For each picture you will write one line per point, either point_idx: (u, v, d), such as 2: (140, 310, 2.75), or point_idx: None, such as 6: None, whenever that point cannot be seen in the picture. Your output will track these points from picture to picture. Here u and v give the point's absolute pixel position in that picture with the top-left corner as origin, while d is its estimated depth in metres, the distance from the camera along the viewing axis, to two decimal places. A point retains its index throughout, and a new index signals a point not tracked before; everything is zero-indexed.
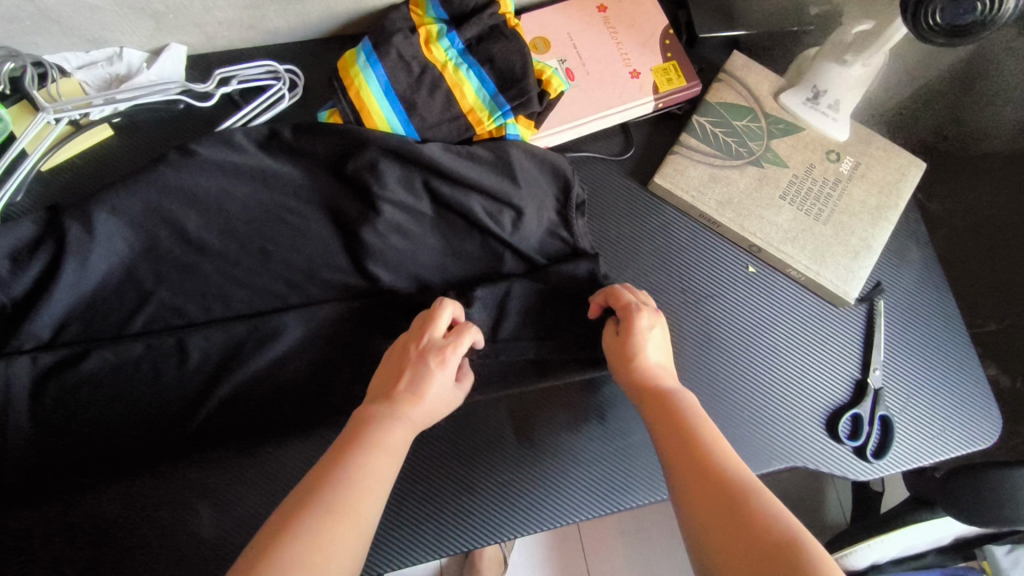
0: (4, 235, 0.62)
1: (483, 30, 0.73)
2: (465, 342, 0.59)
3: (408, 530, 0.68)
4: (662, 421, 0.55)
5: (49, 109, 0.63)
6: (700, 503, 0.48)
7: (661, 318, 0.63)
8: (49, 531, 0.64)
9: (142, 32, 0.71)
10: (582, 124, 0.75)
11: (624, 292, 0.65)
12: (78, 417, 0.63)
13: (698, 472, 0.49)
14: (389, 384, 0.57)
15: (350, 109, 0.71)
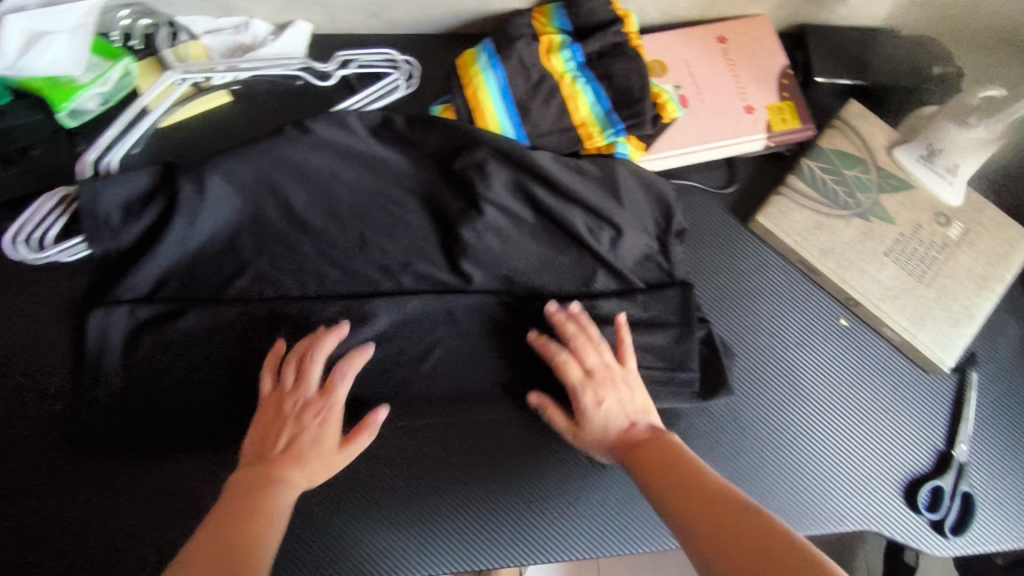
0: (123, 184, 0.64)
1: (606, 46, 0.72)
2: (343, 375, 0.61)
3: (458, 534, 0.66)
4: (645, 462, 0.57)
5: (176, 68, 0.66)
6: (683, 510, 0.51)
7: (612, 394, 0.62)
8: (105, 486, 0.62)
9: (273, 5, 0.72)
10: (692, 151, 0.73)
11: (565, 361, 0.63)
12: (167, 373, 0.63)
13: (684, 491, 0.52)
14: (261, 454, 0.57)
15: (465, 107, 0.71)
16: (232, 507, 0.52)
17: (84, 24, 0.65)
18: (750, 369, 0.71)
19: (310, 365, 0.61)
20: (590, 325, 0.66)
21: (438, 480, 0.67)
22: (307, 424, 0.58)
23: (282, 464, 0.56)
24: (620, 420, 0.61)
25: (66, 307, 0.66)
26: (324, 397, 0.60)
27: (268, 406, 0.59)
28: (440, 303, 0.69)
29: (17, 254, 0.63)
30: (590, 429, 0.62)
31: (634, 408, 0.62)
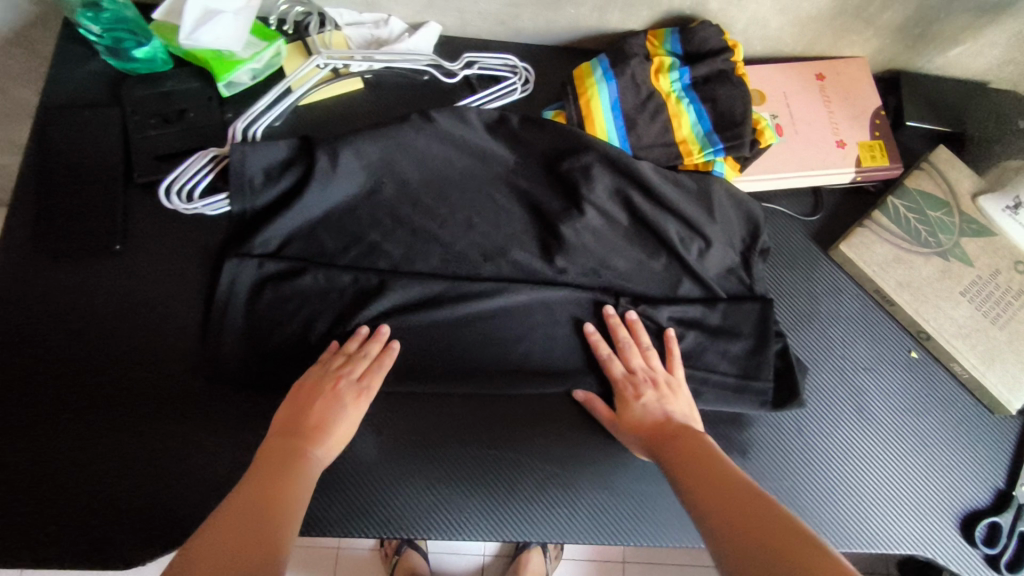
0: (264, 152, 0.70)
1: (713, 71, 0.77)
2: (382, 369, 0.68)
3: (534, 507, 0.71)
4: (681, 453, 0.61)
5: (322, 53, 0.73)
6: (703, 491, 0.55)
7: (652, 390, 0.68)
8: (219, 422, 0.68)
9: (411, 5, 0.78)
10: (783, 177, 0.78)
11: (610, 359, 0.71)
12: (285, 325, 0.70)
13: (706, 476, 0.57)
14: (293, 424, 0.62)
15: (577, 116, 0.76)
16: (270, 458, 0.58)
17: (248, 6, 0.72)
18: (820, 388, 0.74)
19: (353, 360, 0.67)
20: (639, 336, 0.72)
21: (519, 453, 0.72)
22: (340, 405, 0.64)
23: (312, 437, 0.62)
24: (654, 413, 0.67)
25: (200, 255, 0.72)
26: (353, 386, 0.65)
27: (298, 390, 0.65)
28: (534, 290, 0.74)
29: (170, 204, 0.69)
30: (629, 420, 0.67)
31: (672, 408, 0.67)
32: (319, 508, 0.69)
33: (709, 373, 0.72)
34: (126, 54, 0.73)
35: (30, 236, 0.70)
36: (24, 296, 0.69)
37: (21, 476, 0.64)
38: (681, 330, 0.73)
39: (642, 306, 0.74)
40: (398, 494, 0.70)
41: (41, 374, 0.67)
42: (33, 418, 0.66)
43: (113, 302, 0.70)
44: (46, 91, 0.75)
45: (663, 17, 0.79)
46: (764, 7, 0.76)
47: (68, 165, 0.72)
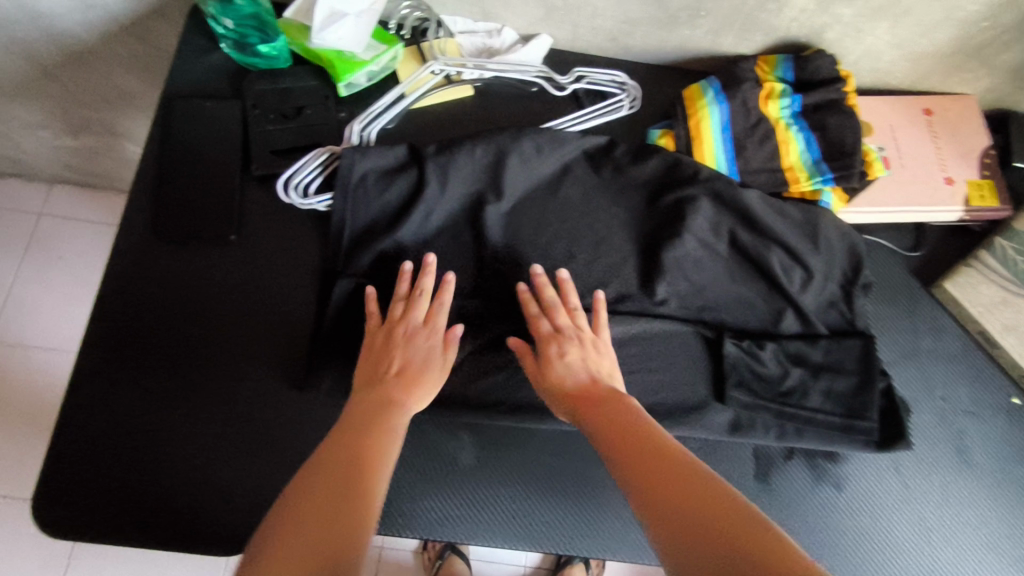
0: (377, 156, 0.72)
1: (825, 100, 0.77)
2: (445, 301, 0.67)
3: (622, 523, 0.72)
4: (615, 435, 0.56)
5: (438, 61, 0.74)
6: (629, 461, 0.53)
7: (575, 346, 0.66)
8: (322, 417, 0.69)
9: (526, 18, 0.79)
10: (889, 212, 0.77)
11: (537, 317, 0.68)
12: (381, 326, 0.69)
13: (639, 447, 0.54)
14: (371, 374, 0.63)
15: (685, 136, 0.77)
16: (348, 426, 0.57)
17: (371, 9, 0.73)
18: (920, 428, 0.74)
19: (412, 302, 0.67)
20: (576, 305, 0.69)
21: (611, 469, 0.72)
22: (414, 347, 0.65)
23: (391, 385, 0.62)
24: (578, 374, 0.64)
25: (310, 249, 0.74)
26: (424, 333, 0.66)
27: (369, 349, 0.65)
28: (634, 310, 0.73)
29: (286, 198, 0.71)
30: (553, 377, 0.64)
31: (599, 368, 0.65)
32: (414, 506, 0.69)
33: (809, 405, 0.71)
34: (250, 49, 0.76)
35: (149, 220, 0.72)
36: (141, 277, 0.70)
37: (131, 453, 0.65)
38: (785, 361, 0.72)
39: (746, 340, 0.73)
40: (492, 498, 0.71)
41: (153, 355, 0.68)
42: (143, 397, 0.67)
43: (225, 289, 0.71)
44: (170, 81, 0.77)
45: (776, 44, 0.79)
46: (880, 42, 0.76)
47: (189, 154, 0.73)
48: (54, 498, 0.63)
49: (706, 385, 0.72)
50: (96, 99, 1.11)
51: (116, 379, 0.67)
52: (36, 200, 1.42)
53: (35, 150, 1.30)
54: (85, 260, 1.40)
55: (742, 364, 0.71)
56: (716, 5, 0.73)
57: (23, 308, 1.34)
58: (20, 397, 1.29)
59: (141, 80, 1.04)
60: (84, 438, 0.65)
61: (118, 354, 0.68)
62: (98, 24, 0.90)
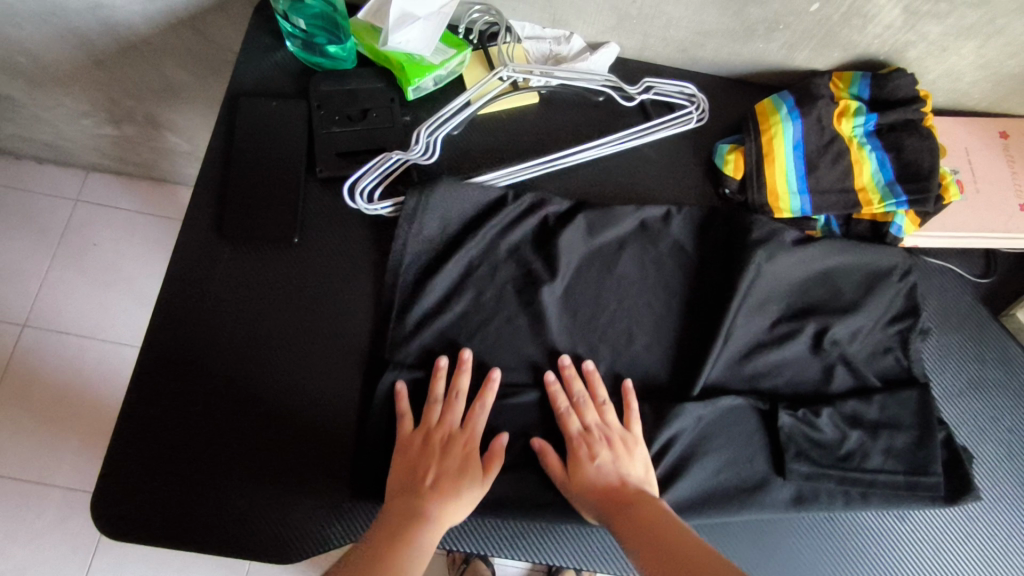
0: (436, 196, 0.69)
1: (900, 120, 0.75)
2: (487, 405, 0.65)
3: None
4: (642, 539, 0.57)
5: (508, 67, 0.73)
6: (659, 571, 0.54)
7: (608, 450, 0.64)
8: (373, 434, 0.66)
9: (597, 26, 0.78)
10: (962, 237, 0.75)
11: (565, 413, 0.65)
12: (446, 339, 0.68)
13: (666, 555, 0.55)
14: (409, 482, 0.62)
15: (756, 151, 0.75)
16: (381, 542, 0.57)
17: (441, 13, 0.71)
18: (986, 459, 0.72)
19: (450, 405, 0.65)
20: (607, 400, 0.67)
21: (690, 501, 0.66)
22: (452, 456, 0.63)
23: (428, 493, 0.61)
24: (608, 478, 0.63)
25: (367, 257, 0.72)
26: (462, 436, 0.64)
27: (405, 452, 0.63)
28: (698, 330, 0.71)
29: (353, 204, 0.71)
30: (579, 482, 0.63)
31: (626, 471, 0.63)
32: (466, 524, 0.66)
33: (871, 467, 0.68)
34: (318, 49, 0.75)
35: (212, 219, 0.71)
36: (202, 277, 0.70)
37: (187, 456, 0.64)
38: (842, 424, 0.69)
39: (801, 412, 0.69)
40: (560, 526, 0.66)
41: (212, 357, 0.68)
42: (202, 399, 0.66)
43: (286, 292, 0.70)
44: (234, 79, 0.76)
45: (852, 61, 0.77)
46: (964, 61, 0.74)
47: (254, 154, 0.72)
48: (111, 499, 0.62)
49: (765, 456, 0.68)
50: (144, 91, 1.10)
51: (173, 383, 0.66)
52: (73, 188, 1.41)
53: (75, 138, 1.30)
54: (120, 248, 1.39)
55: (798, 432, 0.68)
56: (797, 19, 0.72)
57: (56, 292, 1.34)
58: (42, 384, 1.28)
59: (190, 73, 1.03)
60: (142, 439, 0.64)
61: (178, 354, 0.67)
62: (156, 16, 0.89)
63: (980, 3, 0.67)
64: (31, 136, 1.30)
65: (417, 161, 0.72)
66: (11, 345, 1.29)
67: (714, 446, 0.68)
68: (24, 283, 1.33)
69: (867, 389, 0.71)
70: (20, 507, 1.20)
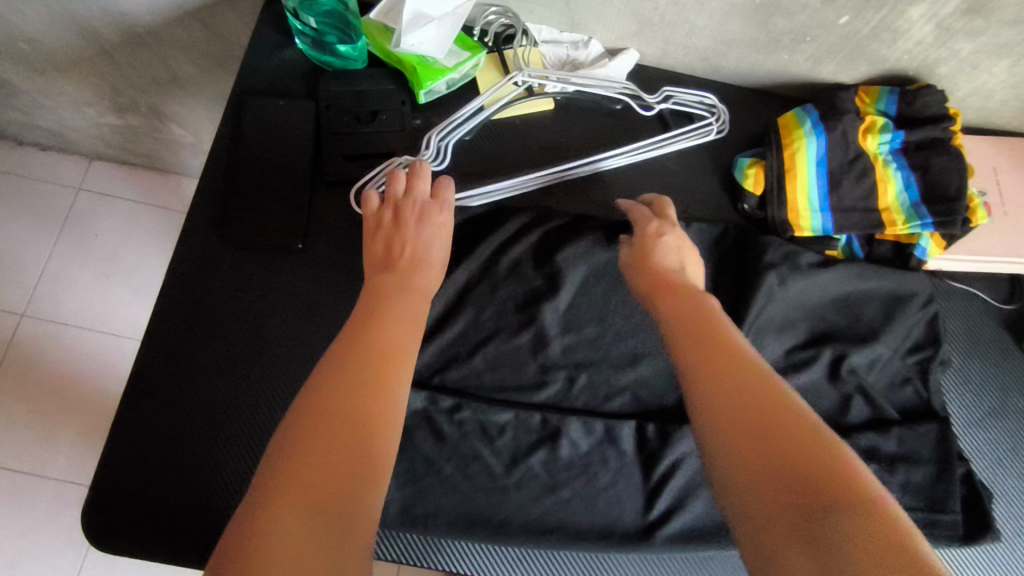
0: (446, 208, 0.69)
1: (928, 138, 0.72)
2: (448, 200, 0.62)
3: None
4: (684, 334, 0.52)
5: (523, 72, 0.70)
6: (702, 366, 0.48)
7: (677, 232, 0.64)
8: None
9: (617, 31, 0.75)
10: (988, 261, 0.73)
11: (640, 208, 0.67)
12: (450, 353, 0.66)
13: (708, 349, 0.49)
14: (381, 258, 0.57)
15: (778, 167, 0.72)
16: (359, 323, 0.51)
17: (456, 13, 0.69)
18: (1003, 493, 0.69)
19: (415, 184, 0.61)
20: (676, 221, 0.66)
21: (700, 526, 0.64)
22: (424, 224, 0.59)
23: (402, 268, 0.57)
24: (669, 258, 0.61)
25: None
26: (431, 232, 0.60)
27: (378, 228, 0.59)
28: None
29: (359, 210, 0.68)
30: (650, 250, 0.62)
31: (684, 256, 0.62)
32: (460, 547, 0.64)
33: None
34: (328, 48, 0.73)
35: (213, 223, 0.69)
36: (202, 282, 0.68)
37: (183, 466, 0.62)
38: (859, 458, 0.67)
39: None
40: (563, 553, 0.64)
41: (209, 363, 0.66)
42: (198, 407, 0.64)
43: (288, 298, 0.68)
44: (241, 76, 0.74)
45: (879, 75, 0.75)
46: (996, 79, 0.72)
47: (258, 154, 0.70)
48: (106, 512, 0.61)
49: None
50: (150, 82, 1.08)
51: (168, 383, 0.65)
52: (76, 176, 1.39)
53: (79, 126, 1.27)
54: (121, 240, 1.36)
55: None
56: (825, 32, 0.69)
57: (56, 283, 1.32)
58: (38, 376, 1.26)
59: (197, 65, 1.01)
60: (136, 432, 0.63)
61: (174, 360, 0.65)
62: (163, 7, 0.87)
63: (1017, 22, 0.64)
64: (34, 123, 1.28)
65: (426, 167, 0.70)
66: (9, 336, 1.27)
67: None
68: (24, 273, 1.32)
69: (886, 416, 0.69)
70: (10, 503, 1.19)
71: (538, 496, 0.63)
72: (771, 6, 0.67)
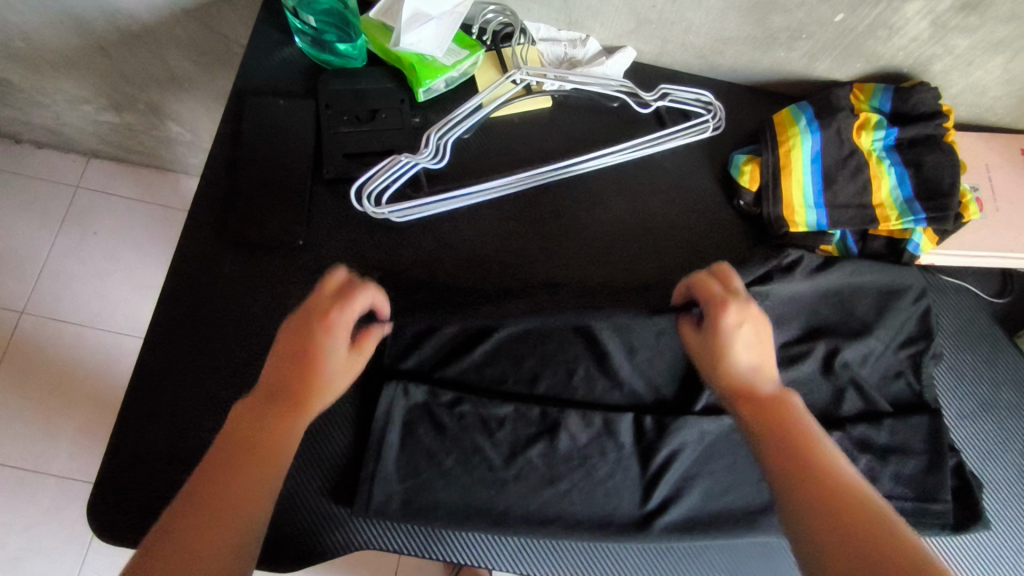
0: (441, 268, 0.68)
1: (922, 135, 0.73)
2: (358, 308, 0.56)
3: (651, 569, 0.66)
4: (774, 432, 0.52)
5: (521, 70, 0.70)
6: (793, 463, 0.49)
7: (753, 310, 0.58)
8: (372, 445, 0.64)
9: (615, 29, 0.76)
10: (979, 256, 0.74)
11: (705, 278, 0.60)
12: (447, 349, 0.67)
13: (793, 448, 0.51)
14: (279, 363, 0.55)
15: (774, 164, 0.73)
16: (240, 440, 0.50)
17: (456, 12, 0.70)
18: (994, 484, 0.71)
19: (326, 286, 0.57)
20: (749, 296, 0.59)
21: (696, 517, 0.65)
22: (320, 329, 0.55)
23: (297, 373, 0.54)
24: (743, 348, 0.57)
25: (369, 262, 0.70)
26: (328, 348, 0.55)
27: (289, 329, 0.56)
28: None
29: (361, 208, 0.68)
30: (722, 339, 0.57)
31: (754, 347, 0.57)
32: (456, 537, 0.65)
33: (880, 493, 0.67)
34: (328, 47, 0.73)
35: (214, 223, 0.70)
36: (203, 282, 0.68)
37: (189, 465, 0.63)
38: (852, 448, 0.68)
39: None
40: (566, 544, 0.65)
41: (212, 363, 0.66)
42: (203, 406, 0.65)
43: (289, 296, 0.69)
44: (241, 75, 0.74)
45: (874, 72, 0.76)
46: (990, 76, 0.73)
47: (259, 153, 0.71)
48: (115, 509, 0.62)
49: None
50: (149, 80, 1.08)
51: (172, 383, 0.65)
52: (74, 174, 1.39)
53: (77, 124, 1.27)
54: (120, 238, 1.37)
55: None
56: (821, 29, 0.70)
57: (55, 280, 1.32)
58: (37, 373, 1.26)
59: (194, 63, 1.01)
60: (141, 431, 0.64)
61: (177, 360, 0.66)
62: (162, 6, 0.87)
63: (1012, 18, 0.65)
64: (32, 121, 1.28)
65: (426, 165, 0.70)
66: (9, 333, 1.28)
67: (718, 467, 0.66)
68: (24, 271, 1.32)
69: (878, 407, 0.70)
70: (13, 499, 1.19)
71: (536, 488, 0.64)
72: (768, 4, 0.68)
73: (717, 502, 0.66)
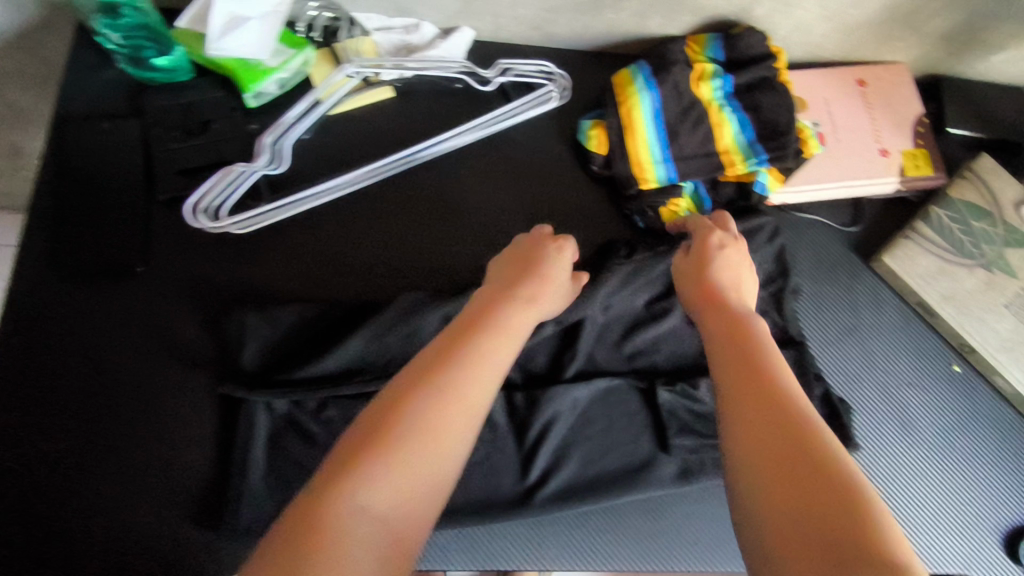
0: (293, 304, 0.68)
1: (756, 79, 0.75)
2: (563, 266, 0.62)
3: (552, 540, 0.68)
4: (734, 359, 0.51)
5: (350, 65, 0.68)
6: (743, 393, 0.48)
7: (737, 243, 0.64)
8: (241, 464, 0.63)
9: (445, 10, 0.75)
10: (825, 189, 0.76)
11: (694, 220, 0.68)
12: (302, 359, 0.66)
13: (745, 378, 0.49)
14: (462, 321, 0.53)
15: (617, 126, 0.74)
16: (406, 389, 0.47)
17: (276, 12, 0.68)
18: (863, 406, 0.74)
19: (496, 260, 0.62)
20: (735, 234, 0.65)
21: (576, 483, 0.67)
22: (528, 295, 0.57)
23: (479, 313, 0.54)
24: (724, 268, 0.61)
25: (216, 280, 0.69)
26: (510, 304, 0.55)
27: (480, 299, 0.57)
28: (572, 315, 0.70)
29: (196, 222, 0.67)
30: (713, 264, 0.61)
31: (737, 261, 0.62)
32: None
33: None
34: (146, 63, 0.70)
35: (45, 258, 0.67)
36: (40, 320, 0.65)
37: (37, 511, 0.60)
38: None
39: (681, 386, 0.70)
40: (454, 530, 0.66)
41: (57, 401, 0.63)
42: (48, 445, 0.62)
43: (136, 323, 0.67)
44: (61, 102, 0.71)
45: (704, 22, 0.77)
46: (811, 14, 0.74)
47: (88, 181, 0.68)
48: None
49: (649, 436, 0.69)
50: None
51: (11, 428, 0.62)
52: None
53: None
54: None
55: (678, 407, 0.69)
56: None
57: None
58: None
59: None
60: None
61: (15, 403, 0.63)
62: None
63: None
64: None
65: (265, 172, 0.69)
66: None
67: (592, 431, 0.68)
68: None
69: None
70: None
71: None
72: None
73: (598, 464, 0.68)
